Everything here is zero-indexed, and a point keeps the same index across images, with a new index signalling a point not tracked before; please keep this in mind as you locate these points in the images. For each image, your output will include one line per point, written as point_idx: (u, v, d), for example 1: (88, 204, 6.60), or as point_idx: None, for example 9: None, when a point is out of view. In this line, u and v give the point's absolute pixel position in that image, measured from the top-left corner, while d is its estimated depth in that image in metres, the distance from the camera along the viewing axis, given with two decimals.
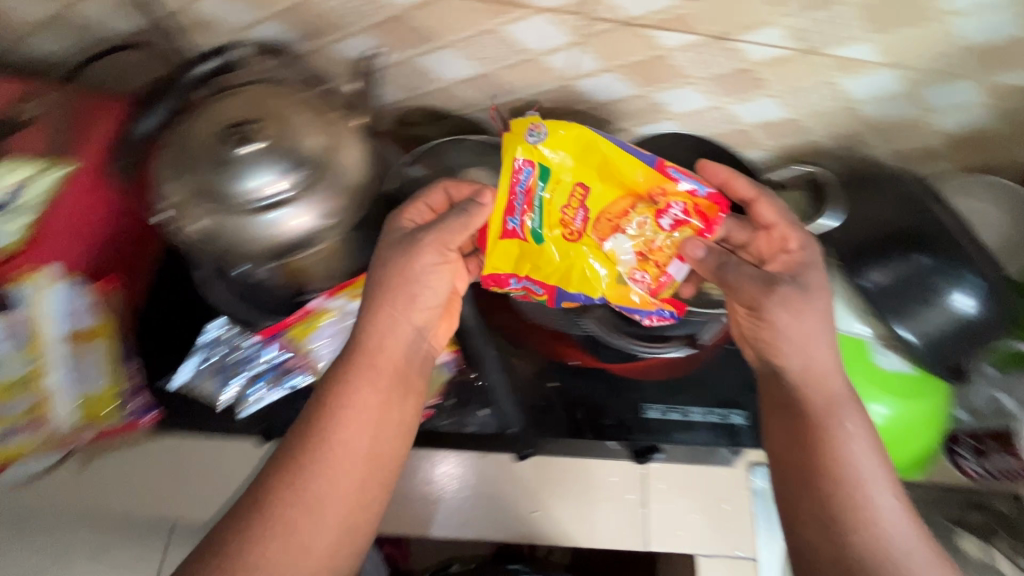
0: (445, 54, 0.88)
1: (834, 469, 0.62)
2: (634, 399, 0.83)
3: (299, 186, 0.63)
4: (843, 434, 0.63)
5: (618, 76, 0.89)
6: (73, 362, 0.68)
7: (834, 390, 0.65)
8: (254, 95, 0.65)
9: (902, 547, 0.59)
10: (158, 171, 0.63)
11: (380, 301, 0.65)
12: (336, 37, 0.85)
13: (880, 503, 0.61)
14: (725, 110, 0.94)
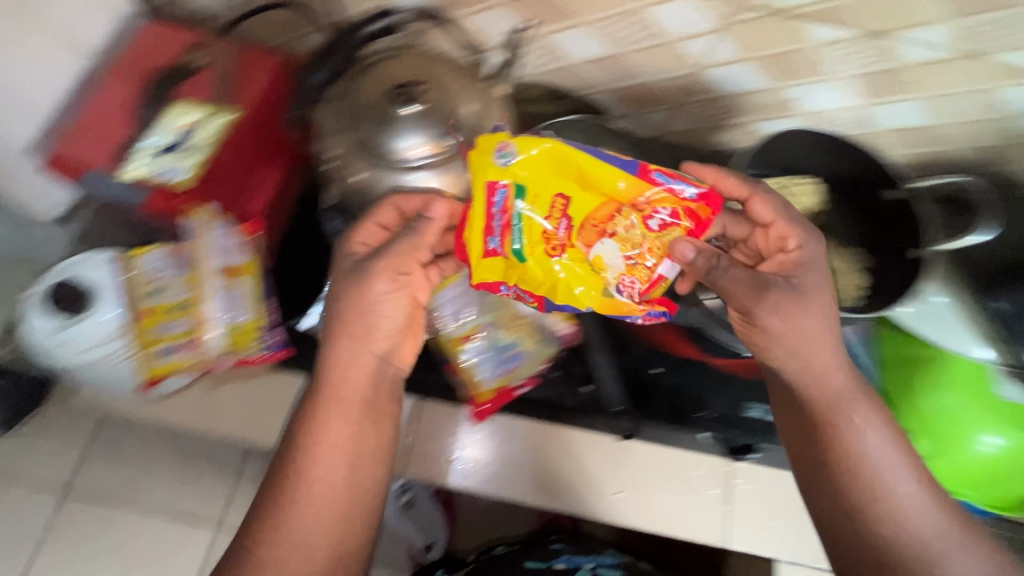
0: (577, 32, 0.87)
1: (857, 471, 0.60)
2: (736, 395, 0.82)
3: (450, 152, 0.66)
4: (853, 429, 0.61)
5: (753, 66, 0.87)
6: (223, 294, 0.76)
7: (838, 386, 0.62)
8: (415, 60, 0.67)
9: (927, 538, 0.58)
10: (322, 124, 0.68)
11: (342, 311, 0.61)
12: (477, 8, 0.86)
13: (901, 496, 0.59)
14: (861, 111, 0.91)
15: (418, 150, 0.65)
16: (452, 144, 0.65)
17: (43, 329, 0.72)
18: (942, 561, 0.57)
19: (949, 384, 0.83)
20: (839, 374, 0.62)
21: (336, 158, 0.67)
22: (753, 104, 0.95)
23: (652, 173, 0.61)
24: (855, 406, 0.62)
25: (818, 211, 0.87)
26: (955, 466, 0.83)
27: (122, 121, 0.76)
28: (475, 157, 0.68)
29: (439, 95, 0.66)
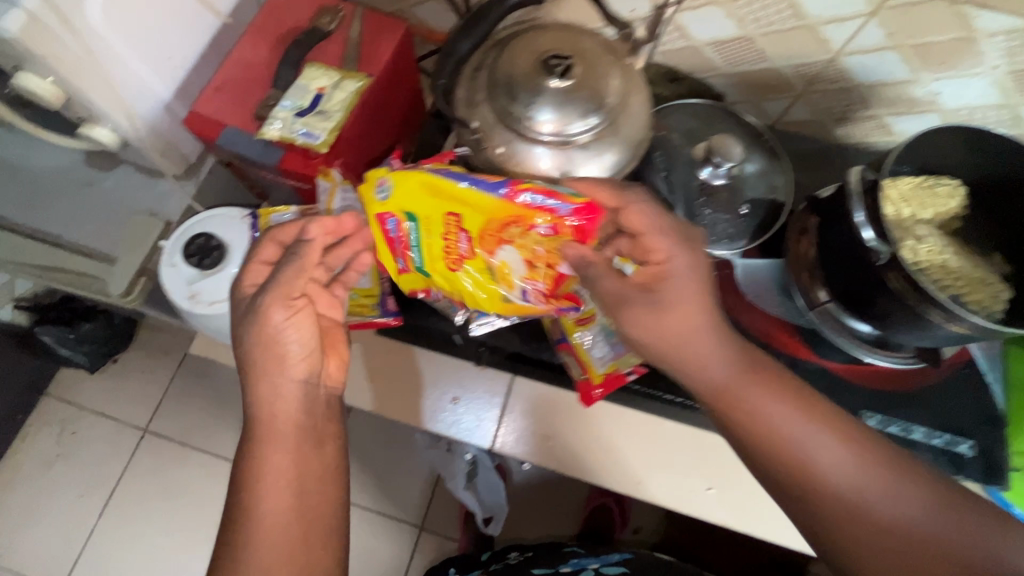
0: (711, 11, 0.83)
1: (773, 451, 0.56)
2: (853, 403, 0.79)
3: (593, 133, 0.63)
4: (753, 406, 0.57)
5: (899, 55, 0.81)
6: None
7: (715, 367, 0.58)
8: (563, 33, 0.65)
9: (866, 493, 0.53)
10: (459, 96, 0.67)
11: (248, 336, 0.61)
12: None
13: (821, 461, 0.55)
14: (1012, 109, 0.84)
15: (552, 125, 0.62)
16: (596, 121, 0.62)
17: (185, 275, 0.75)
18: (883, 512, 0.53)
19: None
20: (721, 360, 0.58)
21: (474, 127, 0.65)
22: (888, 97, 0.89)
23: (520, 191, 0.61)
24: (745, 390, 0.58)
25: (958, 215, 0.79)
26: None
27: (260, 82, 0.77)
28: (616, 136, 0.65)
29: (588, 67, 0.63)
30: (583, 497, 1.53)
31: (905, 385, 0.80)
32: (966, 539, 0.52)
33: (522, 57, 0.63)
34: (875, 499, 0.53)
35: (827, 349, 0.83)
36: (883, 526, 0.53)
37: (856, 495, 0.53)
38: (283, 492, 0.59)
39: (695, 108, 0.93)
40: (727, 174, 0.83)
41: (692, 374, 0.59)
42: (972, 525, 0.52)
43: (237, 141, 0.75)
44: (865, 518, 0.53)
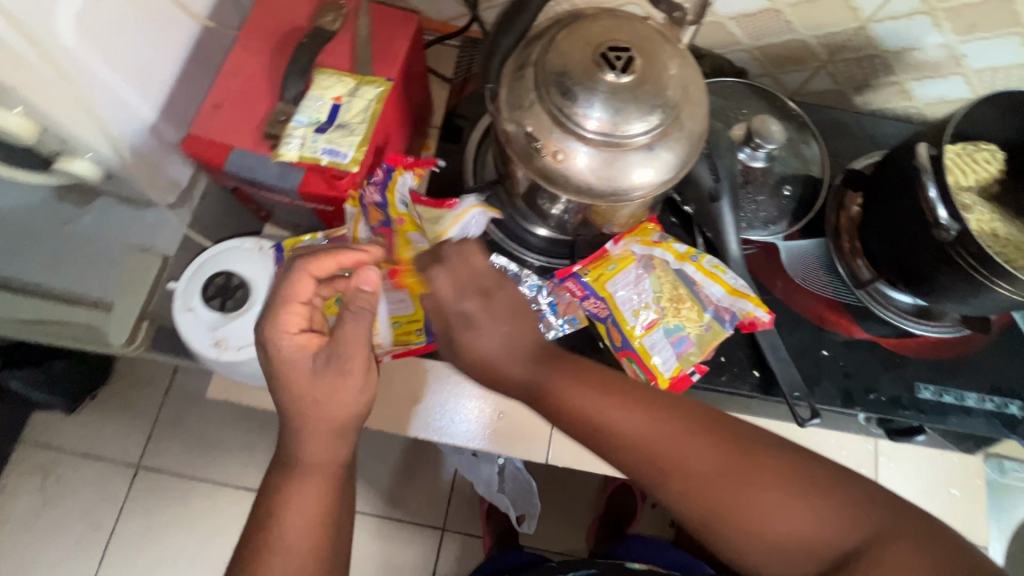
0: None
1: (604, 437, 0.53)
2: (909, 377, 0.79)
3: (656, 127, 0.58)
4: (558, 385, 0.55)
5: (931, 21, 0.80)
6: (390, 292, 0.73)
7: (494, 356, 0.57)
8: (616, 22, 0.60)
9: (683, 444, 0.50)
10: (503, 96, 0.61)
11: (323, 395, 0.55)
12: None
13: (637, 425, 0.52)
14: None
15: (611, 123, 0.57)
16: (660, 115, 0.58)
17: (205, 322, 0.67)
18: (699, 466, 0.49)
19: None
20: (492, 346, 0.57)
21: (525, 132, 0.59)
22: (913, 61, 0.88)
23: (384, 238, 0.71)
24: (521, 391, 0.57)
25: (997, 180, 0.79)
26: None
27: (265, 94, 0.69)
28: (677, 130, 0.60)
29: (648, 56, 0.58)
30: (598, 488, 1.52)
31: (952, 352, 0.81)
32: (786, 466, 0.48)
33: (573, 48, 0.58)
34: (699, 448, 0.50)
35: (875, 324, 0.82)
36: (708, 476, 0.49)
37: (676, 449, 0.50)
38: (327, 559, 0.53)
39: (717, 90, 0.89)
40: (765, 156, 0.81)
41: (492, 370, 0.57)
42: (798, 459, 0.49)
43: (249, 165, 0.66)
44: (676, 469, 0.49)
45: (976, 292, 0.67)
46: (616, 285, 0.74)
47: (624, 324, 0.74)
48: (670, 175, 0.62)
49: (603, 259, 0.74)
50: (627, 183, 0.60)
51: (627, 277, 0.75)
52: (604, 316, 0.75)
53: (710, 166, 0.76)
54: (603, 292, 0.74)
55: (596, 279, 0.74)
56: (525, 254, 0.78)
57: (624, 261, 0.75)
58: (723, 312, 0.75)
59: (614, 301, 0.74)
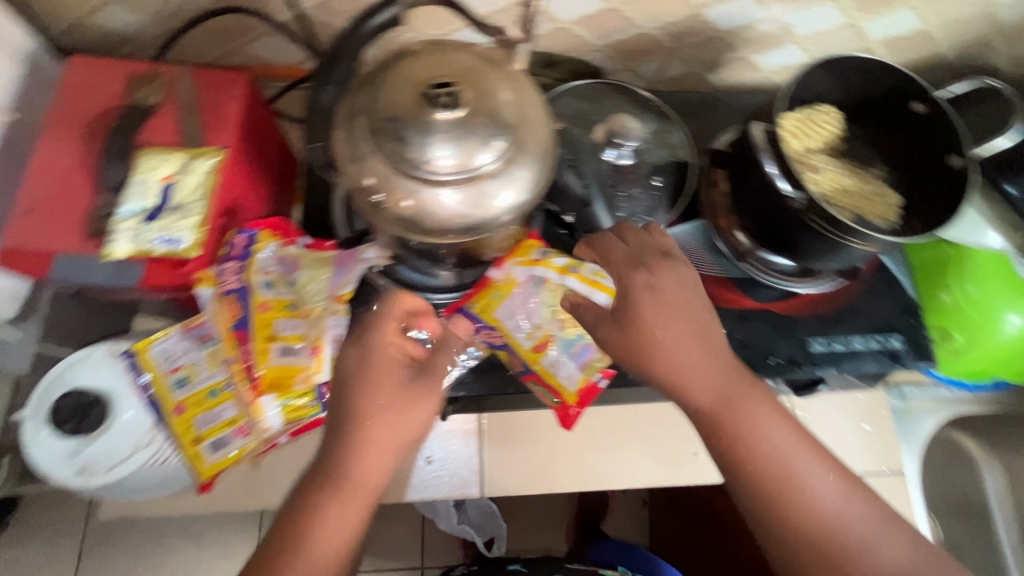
0: None
1: (759, 470, 0.58)
2: (799, 334, 0.83)
3: (502, 155, 0.57)
4: (748, 422, 0.59)
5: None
6: (334, 326, 0.66)
7: (702, 398, 0.60)
8: (439, 56, 0.58)
9: (845, 520, 0.57)
10: (340, 150, 0.58)
11: (395, 416, 0.58)
12: None
13: (816, 487, 0.58)
14: (856, 28, 0.91)
15: (453, 161, 0.55)
16: (502, 143, 0.57)
17: (64, 449, 0.61)
18: (842, 526, 0.57)
19: (978, 276, 0.90)
20: (697, 382, 0.60)
21: (368, 185, 0.57)
22: (751, 37, 0.92)
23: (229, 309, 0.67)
24: (751, 402, 0.59)
25: (841, 136, 0.83)
26: (990, 348, 0.92)
27: (83, 187, 0.63)
28: (527, 153, 0.60)
29: (476, 87, 0.57)
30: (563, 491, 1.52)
31: (832, 302, 0.86)
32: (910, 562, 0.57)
33: (397, 90, 0.56)
34: (838, 514, 0.58)
35: (760, 291, 0.86)
36: (828, 539, 0.57)
37: (822, 512, 0.57)
38: None
39: (576, 94, 0.90)
40: (631, 152, 0.83)
41: (683, 394, 0.60)
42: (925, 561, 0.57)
43: (80, 270, 0.61)
44: (809, 526, 0.57)
45: (835, 249, 0.71)
46: (503, 312, 0.75)
47: (521, 348, 0.75)
48: (529, 198, 0.61)
49: (487, 288, 0.76)
50: (488, 214, 0.59)
51: (515, 301, 0.75)
52: (502, 344, 0.76)
53: (576, 174, 0.80)
54: (493, 321, 0.74)
55: (483, 309, 0.75)
56: (420, 296, 0.75)
57: (506, 284, 0.75)
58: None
59: (505, 328, 0.75)
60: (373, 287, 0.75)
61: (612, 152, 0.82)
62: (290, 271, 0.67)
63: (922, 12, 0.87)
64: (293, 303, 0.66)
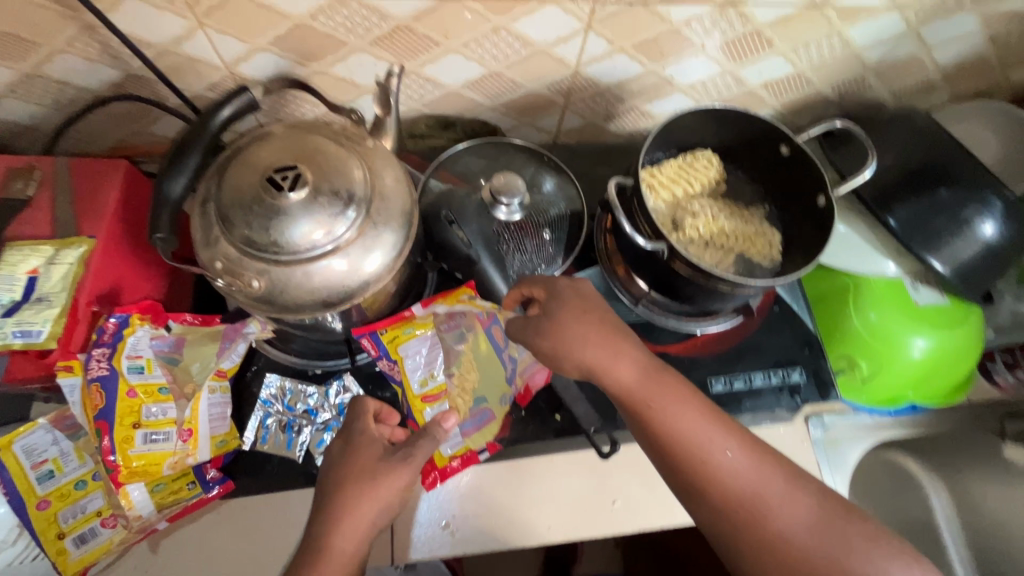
0: (450, 59, 0.84)
1: (673, 452, 0.62)
2: (698, 375, 0.84)
3: (352, 228, 0.58)
4: (659, 409, 0.63)
5: (628, 56, 0.88)
6: (209, 406, 0.68)
7: (629, 383, 0.65)
8: (287, 139, 0.61)
9: (762, 488, 0.60)
10: (197, 234, 0.59)
11: (379, 480, 0.63)
12: (340, 56, 0.80)
13: (724, 460, 0.61)
14: (734, 75, 0.95)
15: (303, 240, 0.57)
16: (351, 218, 0.58)
17: None
18: (754, 491, 0.60)
19: (875, 302, 0.92)
20: (622, 367, 0.66)
21: (219, 269, 0.58)
22: (636, 87, 0.96)
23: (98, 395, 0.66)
24: (660, 381, 0.65)
25: (720, 180, 0.86)
26: (900, 372, 0.92)
27: None
28: (383, 225, 0.61)
29: (322, 168, 0.59)
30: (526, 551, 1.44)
31: (731, 342, 0.87)
32: (823, 521, 0.59)
33: (243, 176, 0.58)
34: (748, 481, 0.61)
35: (661, 335, 0.86)
36: (750, 499, 0.60)
37: (739, 477, 0.61)
38: None
39: (477, 151, 0.90)
40: (520, 208, 0.82)
41: (605, 382, 0.66)
42: (837, 518, 0.59)
43: None
44: (727, 492, 0.60)
45: (708, 290, 0.73)
46: (409, 347, 0.76)
47: (410, 393, 0.76)
48: (393, 268, 0.62)
49: (402, 322, 0.77)
50: (346, 287, 0.60)
51: (425, 340, 0.78)
52: (397, 380, 0.76)
53: (459, 231, 0.79)
54: (396, 356, 0.75)
55: (391, 340, 0.75)
56: (311, 367, 0.75)
57: (421, 323, 0.77)
58: (512, 379, 0.82)
59: (405, 365, 0.76)
60: (265, 357, 0.75)
61: (502, 211, 0.81)
62: (172, 350, 0.68)
63: (792, 56, 0.91)
64: (166, 386, 0.66)
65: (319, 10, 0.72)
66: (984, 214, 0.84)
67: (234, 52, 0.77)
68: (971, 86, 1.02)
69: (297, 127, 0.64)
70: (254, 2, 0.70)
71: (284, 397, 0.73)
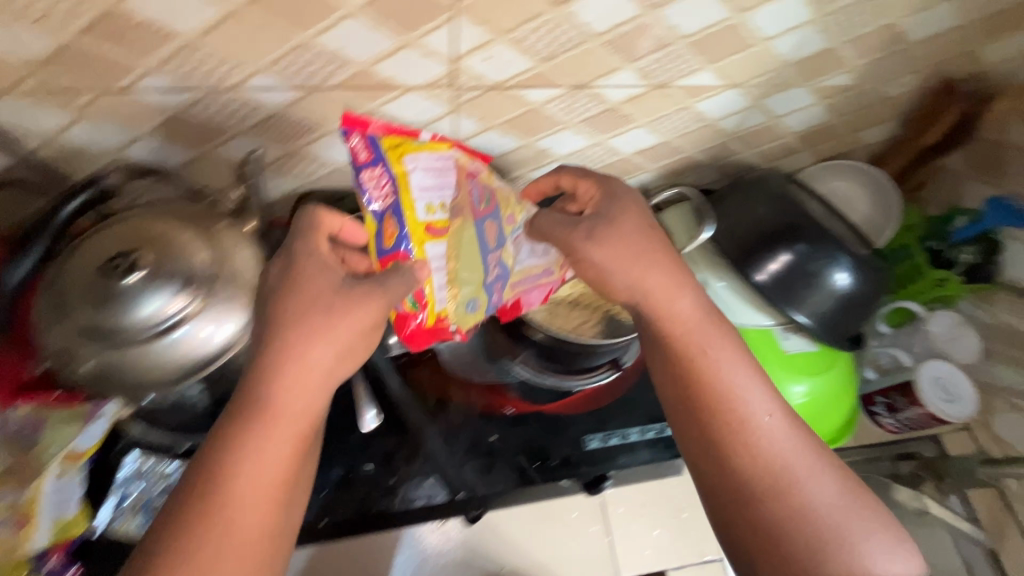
0: (329, 140, 0.78)
1: (709, 401, 0.59)
2: (573, 434, 0.82)
3: (192, 301, 0.61)
4: (707, 358, 0.60)
5: (499, 132, 0.83)
6: (52, 493, 0.64)
7: (684, 319, 0.62)
8: (134, 227, 0.64)
9: (803, 465, 0.55)
10: (39, 319, 0.63)
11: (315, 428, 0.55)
12: (219, 140, 0.74)
13: (763, 424, 0.57)
14: (606, 144, 0.92)
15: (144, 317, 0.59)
16: (189, 293, 0.61)
17: None
18: (790, 464, 0.56)
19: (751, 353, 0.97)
20: (683, 300, 0.62)
21: (50, 353, 0.61)
22: (506, 129, 0.83)
23: None
24: (714, 329, 0.61)
25: None
26: None
27: None
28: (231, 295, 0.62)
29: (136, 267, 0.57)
30: None
31: (615, 394, 0.87)
32: (848, 516, 0.54)
33: (85, 265, 0.62)
34: (784, 453, 0.56)
35: (538, 393, 0.84)
36: (778, 471, 0.55)
37: (779, 446, 0.56)
38: None
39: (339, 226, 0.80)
40: None
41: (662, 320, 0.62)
42: (859, 514, 0.54)
43: None
44: (765, 451, 0.56)
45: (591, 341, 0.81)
46: (415, 163, 0.61)
47: (414, 216, 0.61)
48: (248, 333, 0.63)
49: (409, 133, 0.62)
50: (191, 357, 0.61)
51: (439, 167, 0.64)
52: (393, 201, 0.60)
53: None
54: (398, 168, 0.60)
55: (392, 146, 0.60)
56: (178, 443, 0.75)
57: (435, 147, 0.64)
58: (495, 290, 0.70)
59: (407, 185, 0.61)
60: (126, 433, 0.75)
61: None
62: (27, 432, 0.65)
63: (656, 130, 0.91)
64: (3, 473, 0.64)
65: (190, 101, 0.67)
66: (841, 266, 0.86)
67: (49, 135, 0.69)
68: (829, 150, 1.03)
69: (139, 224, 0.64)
70: (94, 105, 0.66)
71: (142, 477, 0.73)
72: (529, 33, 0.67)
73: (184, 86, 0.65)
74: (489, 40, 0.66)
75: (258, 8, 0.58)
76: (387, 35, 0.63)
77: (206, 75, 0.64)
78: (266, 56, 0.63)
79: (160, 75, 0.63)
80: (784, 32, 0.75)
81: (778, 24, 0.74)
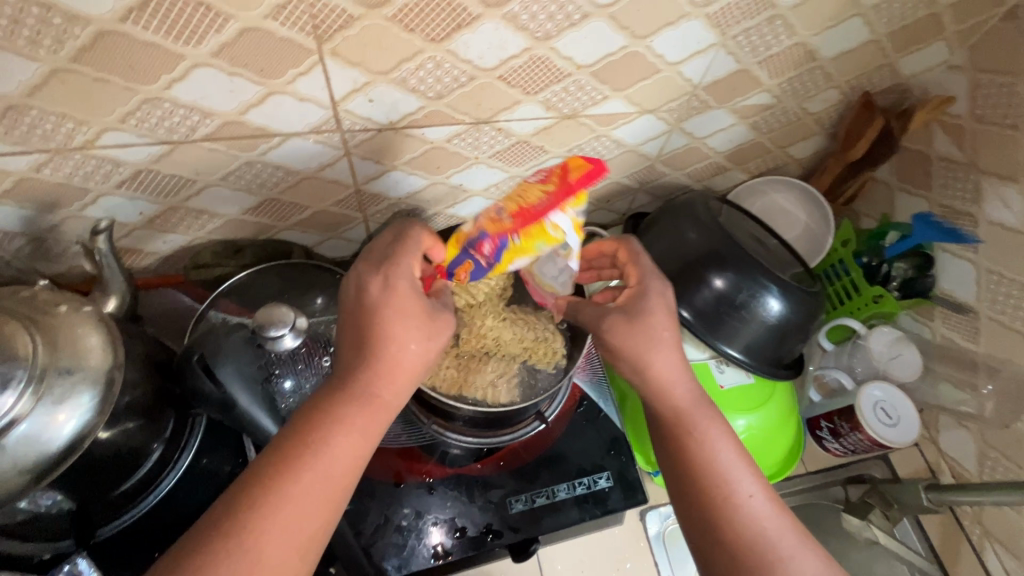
0: (215, 192, 0.54)
1: (703, 500, 0.41)
2: None
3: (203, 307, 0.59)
4: (698, 436, 0.43)
5: (488, 158, 0.58)
6: None
7: (681, 399, 0.44)
8: None
9: (761, 521, 0.40)
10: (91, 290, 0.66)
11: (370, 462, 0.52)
12: (83, 200, 0.50)
13: (746, 493, 0.41)
14: (614, 139, 0.60)
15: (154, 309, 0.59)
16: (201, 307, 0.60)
17: None
18: (776, 543, 0.39)
19: None
20: (686, 377, 0.45)
21: None
22: (615, 172, 0.66)
23: None
24: (712, 408, 0.44)
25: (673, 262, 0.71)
26: None
27: None
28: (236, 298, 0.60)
29: None
30: None
31: None
32: None
33: None
34: (762, 529, 0.39)
35: None
36: (752, 540, 0.39)
37: (751, 520, 0.40)
38: None
39: (287, 266, 0.59)
40: None
41: (652, 388, 0.45)
42: None
43: None
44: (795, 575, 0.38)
45: (714, 332, 0.60)
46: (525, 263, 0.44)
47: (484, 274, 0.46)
48: None
49: (537, 233, 0.41)
50: None
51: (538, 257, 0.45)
52: (477, 262, 0.44)
53: None
54: (505, 266, 0.43)
55: (518, 253, 0.42)
56: None
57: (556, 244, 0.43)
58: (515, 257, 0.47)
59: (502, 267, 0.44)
60: None
61: (288, 340, 0.47)
62: None
63: (815, 132, 0.66)
64: None
65: (40, 168, 0.46)
66: (802, 346, 0.62)
67: None
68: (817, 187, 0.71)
69: (126, 227, 0.55)
70: None
71: None
72: (644, 49, 0.49)
73: (244, 189, 0.54)
74: (571, 71, 0.50)
75: (197, 72, 0.41)
76: (448, 109, 0.50)
77: (225, 158, 0.50)
78: (262, 149, 0.50)
79: (172, 171, 0.50)
80: (687, 53, 0.51)
81: (678, 46, 0.50)
